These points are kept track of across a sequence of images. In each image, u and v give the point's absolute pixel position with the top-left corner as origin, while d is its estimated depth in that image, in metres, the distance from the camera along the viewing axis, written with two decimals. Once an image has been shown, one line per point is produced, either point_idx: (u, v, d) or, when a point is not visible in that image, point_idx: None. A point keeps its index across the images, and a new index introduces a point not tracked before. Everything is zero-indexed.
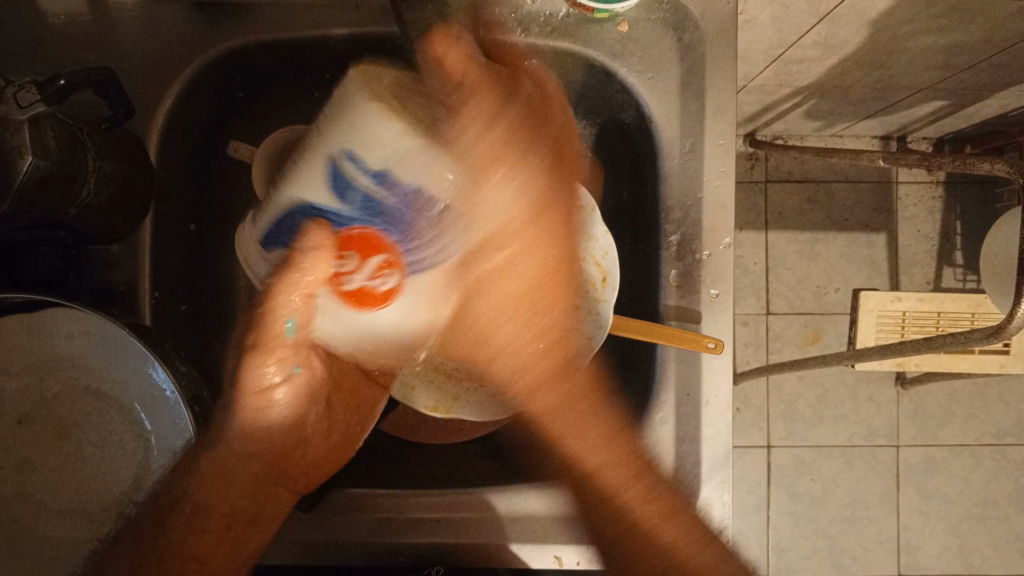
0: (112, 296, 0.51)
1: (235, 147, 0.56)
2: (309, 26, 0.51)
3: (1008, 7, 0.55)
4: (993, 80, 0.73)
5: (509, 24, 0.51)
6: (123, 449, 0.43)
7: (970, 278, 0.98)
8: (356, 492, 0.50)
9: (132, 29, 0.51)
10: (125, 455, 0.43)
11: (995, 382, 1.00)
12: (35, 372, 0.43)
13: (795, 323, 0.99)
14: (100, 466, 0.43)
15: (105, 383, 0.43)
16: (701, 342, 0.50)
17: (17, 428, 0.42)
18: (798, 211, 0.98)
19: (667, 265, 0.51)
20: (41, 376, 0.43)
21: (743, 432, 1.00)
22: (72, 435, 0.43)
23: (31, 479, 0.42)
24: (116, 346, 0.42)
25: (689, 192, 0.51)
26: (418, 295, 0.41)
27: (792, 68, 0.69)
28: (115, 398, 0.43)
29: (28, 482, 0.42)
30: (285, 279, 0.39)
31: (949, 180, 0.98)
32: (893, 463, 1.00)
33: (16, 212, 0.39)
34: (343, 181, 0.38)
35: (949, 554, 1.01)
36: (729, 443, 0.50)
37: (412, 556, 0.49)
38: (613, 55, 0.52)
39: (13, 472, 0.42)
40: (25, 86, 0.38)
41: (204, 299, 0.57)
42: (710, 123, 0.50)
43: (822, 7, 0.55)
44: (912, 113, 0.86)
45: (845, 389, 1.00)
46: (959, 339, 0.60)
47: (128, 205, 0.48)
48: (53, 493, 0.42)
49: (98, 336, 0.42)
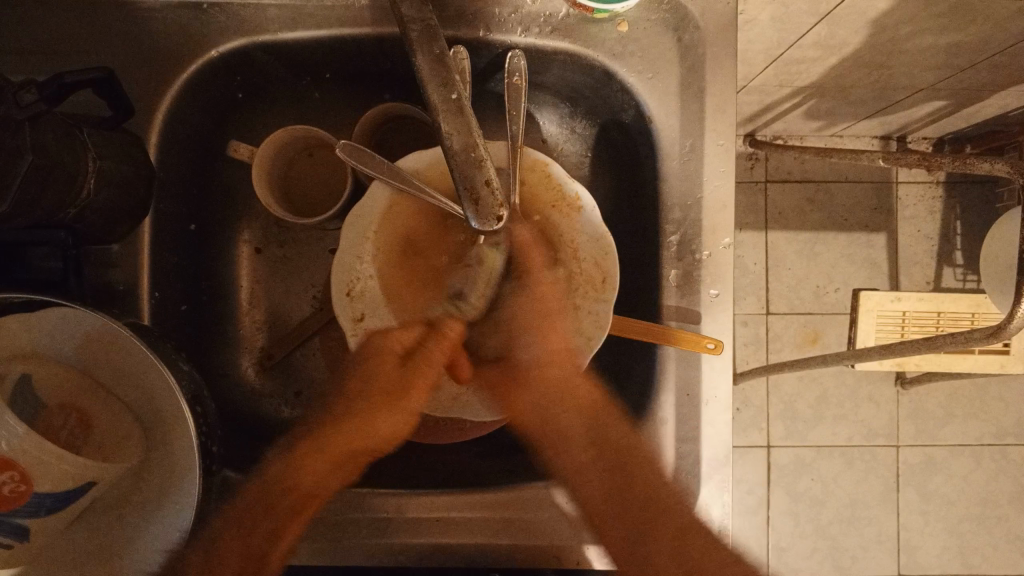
0: (112, 296, 0.50)
1: (235, 147, 0.58)
2: (306, 25, 0.51)
3: (1008, 7, 0.55)
4: (995, 79, 0.72)
5: (509, 24, 0.52)
6: (126, 434, 0.44)
7: (970, 278, 0.98)
8: (353, 492, 0.50)
9: (131, 28, 0.50)
10: (127, 438, 0.44)
11: (994, 382, 1.00)
12: (30, 353, 0.43)
13: (794, 323, 0.99)
14: (113, 443, 0.43)
15: (95, 367, 0.44)
16: (701, 343, 0.50)
17: (46, 407, 0.42)
18: (797, 211, 0.98)
19: (667, 265, 0.51)
20: (7, 363, 0.42)
21: (743, 432, 1.00)
22: (87, 402, 0.43)
23: (31, 449, 0.39)
24: (76, 327, 0.43)
25: (689, 192, 0.51)
26: (106, 385, 0.44)
27: (792, 69, 0.69)
28: (97, 379, 0.44)
29: (28, 448, 0.39)
30: (65, 353, 0.43)
31: (949, 180, 0.98)
32: (893, 463, 1.00)
33: (18, 212, 0.39)
34: (68, 323, 0.43)
35: (949, 553, 1.01)
36: (729, 443, 0.50)
37: (411, 557, 0.49)
38: (613, 55, 0.51)
39: (32, 446, 0.39)
40: (25, 86, 0.37)
41: (204, 299, 0.57)
42: (709, 123, 0.50)
43: (822, 6, 0.55)
44: (911, 113, 0.86)
45: (844, 388, 1.00)
46: (959, 339, 0.60)
47: (127, 204, 0.48)
48: (68, 470, 0.40)
49: (79, 320, 0.42)
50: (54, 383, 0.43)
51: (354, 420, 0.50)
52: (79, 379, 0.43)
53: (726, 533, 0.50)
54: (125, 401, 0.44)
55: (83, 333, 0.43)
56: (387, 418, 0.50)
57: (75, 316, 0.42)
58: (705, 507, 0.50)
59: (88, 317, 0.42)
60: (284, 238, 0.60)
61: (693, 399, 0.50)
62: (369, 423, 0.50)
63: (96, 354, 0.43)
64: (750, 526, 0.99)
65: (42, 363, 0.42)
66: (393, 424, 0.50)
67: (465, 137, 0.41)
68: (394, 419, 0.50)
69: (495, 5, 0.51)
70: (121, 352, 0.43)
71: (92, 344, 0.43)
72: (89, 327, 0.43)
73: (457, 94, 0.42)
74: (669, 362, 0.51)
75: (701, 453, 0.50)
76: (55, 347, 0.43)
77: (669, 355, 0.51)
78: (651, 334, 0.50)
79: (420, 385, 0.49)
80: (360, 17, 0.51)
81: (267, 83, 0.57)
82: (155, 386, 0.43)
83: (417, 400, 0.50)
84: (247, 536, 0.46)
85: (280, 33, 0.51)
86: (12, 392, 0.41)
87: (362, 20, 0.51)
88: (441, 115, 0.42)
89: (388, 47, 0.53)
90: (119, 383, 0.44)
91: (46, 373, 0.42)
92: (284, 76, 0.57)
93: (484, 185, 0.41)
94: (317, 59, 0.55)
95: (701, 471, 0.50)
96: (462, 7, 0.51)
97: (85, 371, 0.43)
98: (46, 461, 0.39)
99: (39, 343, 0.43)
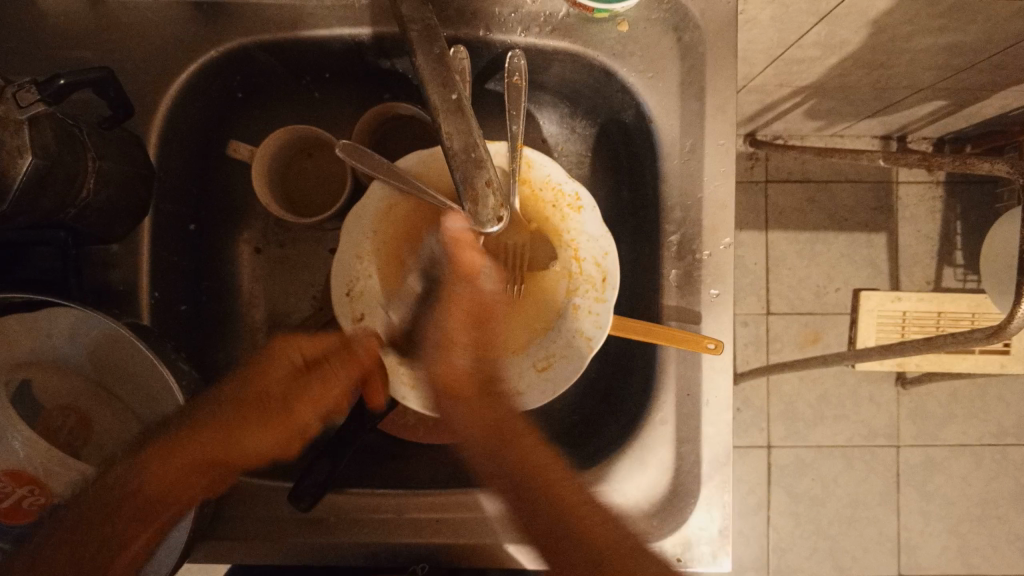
0: (112, 296, 0.51)
1: (235, 147, 0.56)
2: (305, 25, 0.51)
3: (1008, 8, 0.55)
4: (995, 79, 0.72)
5: (509, 24, 0.52)
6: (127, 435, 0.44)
7: (970, 278, 0.98)
8: (355, 492, 0.51)
9: (131, 28, 0.50)
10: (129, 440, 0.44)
11: (994, 383, 1.00)
12: (34, 356, 0.42)
13: (794, 323, 0.99)
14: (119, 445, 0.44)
15: (89, 370, 0.43)
16: (702, 343, 0.49)
17: (50, 411, 0.42)
18: (797, 210, 0.98)
19: (667, 265, 0.51)
20: (9, 369, 0.42)
21: (743, 432, 1.00)
22: (86, 404, 0.43)
23: (43, 458, 0.41)
24: (83, 329, 0.42)
25: (689, 192, 0.51)
26: (102, 387, 0.43)
27: (792, 69, 0.69)
28: (93, 383, 0.43)
29: (42, 457, 0.41)
30: (64, 356, 0.43)
31: (949, 180, 0.98)
32: (893, 463, 1.00)
33: (18, 211, 0.39)
34: (75, 326, 0.42)
35: (949, 554, 1.01)
36: (729, 443, 0.50)
37: (412, 556, 0.50)
38: (613, 54, 0.51)
39: (41, 457, 0.41)
40: (25, 86, 0.37)
41: (203, 299, 0.57)
42: (709, 123, 0.50)
43: (822, 6, 0.55)
44: (911, 113, 0.86)
45: (844, 388, 1.00)
46: (959, 338, 0.60)
47: (127, 204, 0.48)
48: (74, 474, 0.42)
49: (83, 323, 0.42)
50: (56, 387, 0.43)
51: (229, 426, 0.47)
52: (76, 381, 0.43)
53: (725, 533, 0.50)
54: (123, 404, 0.44)
55: (81, 338, 0.42)
56: (263, 435, 0.48)
57: (82, 318, 0.42)
58: (705, 507, 0.50)
59: (94, 321, 0.42)
60: (283, 237, 0.60)
61: (693, 399, 0.50)
62: (240, 437, 0.47)
63: (92, 357, 0.43)
64: (750, 526, 0.99)
65: (40, 368, 0.42)
66: (265, 442, 0.48)
67: (465, 137, 0.41)
68: (268, 436, 0.48)
69: (495, 5, 0.51)
70: (120, 357, 0.43)
71: (91, 348, 0.42)
72: (91, 330, 0.42)
73: (457, 94, 0.42)
74: (669, 362, 0.51)
75: (701, 453, 0.50)
76: (58, 349, 0.42)
77: (669, 355, 0.50)
78: (652, 334, 0.49)
79: (308, 399, 0.50)
80: (360, 17, 0.51)
81: (267, 83, 0.57)
82: (154, 389, 0.43)
83: (303, 414, 0.50)
84: (105, 523, 0.41)
85: (280, 33, 0.51)
86: (12, 397, 0.41)
87: (362, 20, 0.51)
88: (441, 115, 0.42)
89: (388, 47, 0.53)
90: (116, 386, 0.43)
91: (47, 379, 0.42)
92: (284, 76, 0.57)
93: (484, 185, 0.41)
94: (317, 59, 0.55)
95: (701, 471, 0.50)
96: (462, 7, 0.51)
97: (78, 374, 0.43)
98: (53, 467, 0.41)
99: (41, 344, 0.42)
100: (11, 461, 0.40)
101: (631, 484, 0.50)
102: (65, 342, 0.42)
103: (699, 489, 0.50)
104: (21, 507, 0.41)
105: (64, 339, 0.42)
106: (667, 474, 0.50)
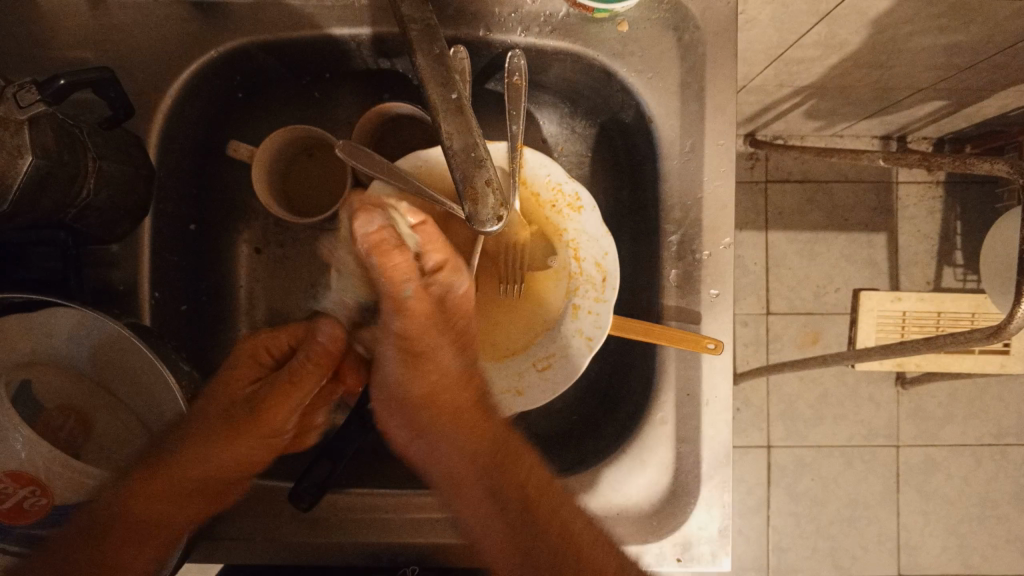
0: (112, 296, 0.51)
1: (235, 147, 0.55)
2: (304, 25, 0.51)
3: (1007, 8, 0.55)
4: (995, 79, 0.72)
5: (509, 24, 0.52)
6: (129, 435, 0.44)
7: (970, 278, 0.98)
8: (354, 492, 0.51)
9: (131, 29, 0.50)
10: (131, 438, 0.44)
11: (994, 382, 1.00)
12: (37, 356, 0.42)
13: (794, 323, 0.99)
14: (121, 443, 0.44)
15: (89, 370, 0.43)
16: (701, 343, 0.49)
17: (49, 412, 0.42)
18: (797, 211, 0.98)
19: (667, 265, 0.51)
20: (10, 369, 0.41)
21: (743, 432, 1.00)
22: (86, 403, 0.43)
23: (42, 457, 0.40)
24: (87, 329, 0.42)
25: (689, 192, 0.51)
26: (101, 386, 0.43)
27: (792, 69, 0.69)
28: (94, 382, 0.43)
29: (40, 459, 0.40)
30: (65, 355, 0.42)
31: (949, 180, 0.98)
32: (893, 463, 1.00)
33: (18, 211, 0.39)
34: (77, 326, 0.42)
35: (949, 554, 1.01)
36: (729, 442, 0.50)
37: (413, 555, 0.50)
38: (613, 54, 0.51)
39: (40, 459, 0.40)
40: (25, 86, 0.37)
41: (204, 299, 0.57)
42: (709, 123, 0.50)
43: (822, 6, 0.55)
44: (910, 113, 0.86)
45: (844, 388, 1.00)
46: (959, 339, 0.60)
47: (127, 205, 0.48)
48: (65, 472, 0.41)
49: (86, 322, 0.42)
50: (57, 387, 0.43)
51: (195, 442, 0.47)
52: (76, 380, 0.43)
53: (725, 532, 0.50)
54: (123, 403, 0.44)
55: (84, 337, 0.42)
56: (236, 444, 0.49)
57: (85, 318, 0.42)
58: (705, 507, 0.50)
59: (97, 319, 0.42)
60: (283, 238, 0.60)
61: (693, 398, 0.50)
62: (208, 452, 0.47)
63: (92, 356, 0.42)
64: (750, 526, 0.99)
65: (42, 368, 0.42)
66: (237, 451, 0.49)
67: (465, 137, 0.41)
68: (237, 446, 0.49)
69: (495, 4, 0.51)
70: (120, 355, 0.42)
71: (91, 346, 0.42)
72: (95, 328, 0.42)
73: (457, 94, 0.42)
74: (670, 361, 0.51)
75: (700, 453, 0.50)
76: (62, 347, 0.42)
77: (669, 356, 0.51)
78: (651, 334, 0.50)
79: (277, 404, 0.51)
80: (360, 17, 0.51)
81: (267, 83, 0.57)
82: (156, 388, 0.43)
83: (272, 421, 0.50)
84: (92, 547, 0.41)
85: (280, 34, 0.51)
86: (12, 397, 0.41)
87: (362, 20, 0.51)
88: (441, 115, 0.42)
89: (388, 47, 0.53)
90: (116, 385, 0.43)
91: (48, 378, 0.42)
92: (283, 76, 0.57)
93: (484, 184, 0.41)
94: (317, 58, 0.55)
95: (701, 471, 0.50)
96: (462, 6, 0.51)
97: (79, 374, 0.43)
98: (54, 468, 0.40)
99: (44, 343, 0.42)
100: (13, 461, 0.39)
101: (630, 484, 0.50)
102: (68, 341, 0.42)
103: (699, 488, 0.50)
104: (23, 507, 0.40)
105: (67, 337, 0.42)
106: (667, 473, 0.50)
